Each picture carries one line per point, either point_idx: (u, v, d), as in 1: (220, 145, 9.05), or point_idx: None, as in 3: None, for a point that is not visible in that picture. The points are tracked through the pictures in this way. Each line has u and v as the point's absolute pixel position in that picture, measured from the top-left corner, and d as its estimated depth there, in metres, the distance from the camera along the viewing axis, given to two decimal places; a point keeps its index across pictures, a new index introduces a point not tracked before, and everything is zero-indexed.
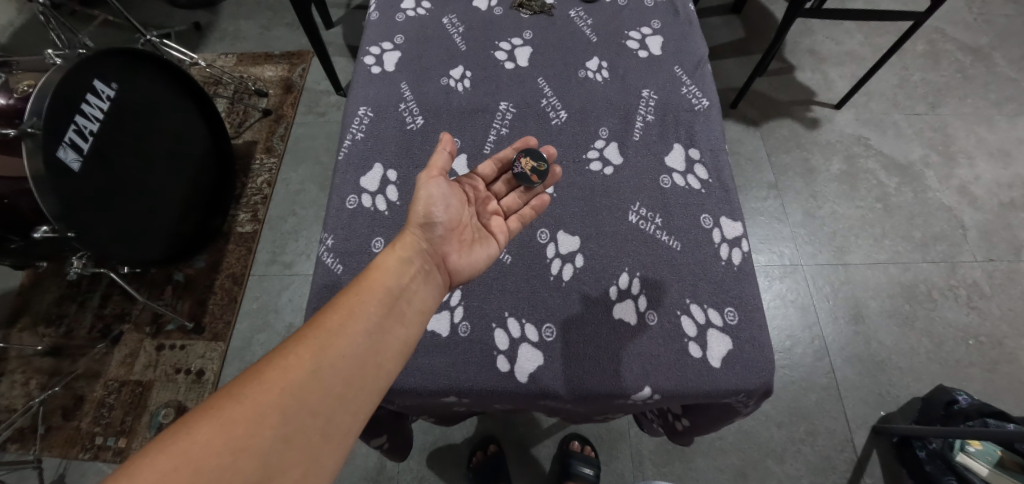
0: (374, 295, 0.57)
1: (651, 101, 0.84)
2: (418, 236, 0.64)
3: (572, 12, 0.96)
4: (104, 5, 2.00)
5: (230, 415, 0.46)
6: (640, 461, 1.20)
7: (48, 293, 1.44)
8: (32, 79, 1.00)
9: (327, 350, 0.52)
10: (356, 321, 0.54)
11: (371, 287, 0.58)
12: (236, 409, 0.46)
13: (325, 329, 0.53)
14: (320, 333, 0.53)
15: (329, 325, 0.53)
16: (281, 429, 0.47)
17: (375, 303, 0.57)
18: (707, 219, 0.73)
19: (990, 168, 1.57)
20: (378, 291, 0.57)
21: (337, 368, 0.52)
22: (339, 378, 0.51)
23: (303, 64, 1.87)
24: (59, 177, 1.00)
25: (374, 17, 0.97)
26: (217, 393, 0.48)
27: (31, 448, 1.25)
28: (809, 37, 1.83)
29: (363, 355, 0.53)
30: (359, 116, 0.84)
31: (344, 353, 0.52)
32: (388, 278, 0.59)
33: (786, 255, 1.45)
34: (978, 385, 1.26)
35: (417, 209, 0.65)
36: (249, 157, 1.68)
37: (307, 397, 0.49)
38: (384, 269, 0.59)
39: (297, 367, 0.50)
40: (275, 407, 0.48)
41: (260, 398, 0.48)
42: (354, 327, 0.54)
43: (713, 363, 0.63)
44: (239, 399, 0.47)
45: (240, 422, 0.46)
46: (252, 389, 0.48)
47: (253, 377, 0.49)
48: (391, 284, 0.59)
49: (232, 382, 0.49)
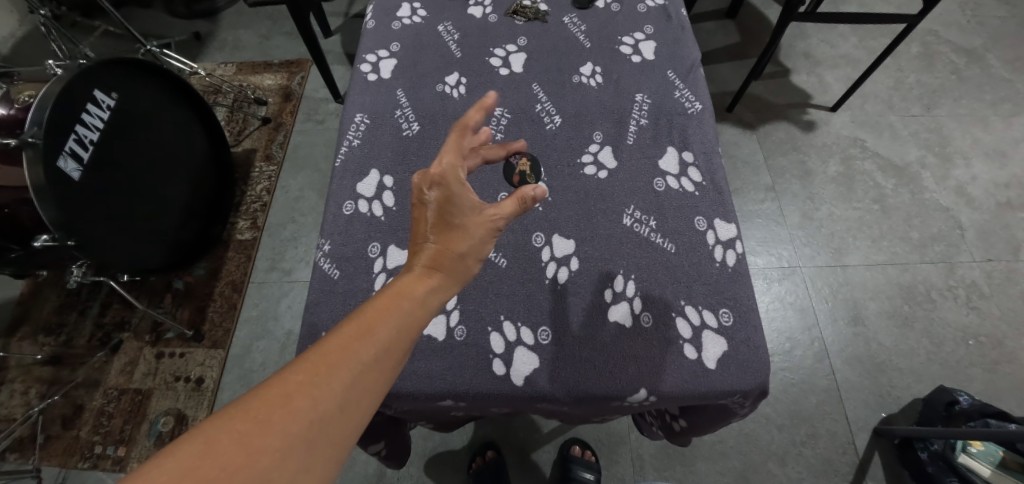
0: (403, 323, 0.46)
1: (645, 105, 0.85)
2: (456, 272, 0.52)
3: (565, 18, 0.97)
4: (104, 16, 2.03)
5: (247, 445, 0.36)
6: (641, 466, 1.20)
7: (47, 302, 1.44)
8: (32, 90, 1.02)
9: (350, 376, 0.41)
10: (382, 343, 0.44)
11: (399, 305, 0.46)
12: (257, 439, 0.36)
13: (348, 348, 0.42)
14: (343, 353, 0.42)
15: (354, 346, 0.42)
16: (304, 466, 0.37)
17: (402, 324, 0.46)
18: (701, 221, 0.74)
19: (987, 168, 1.57)
20: (407, 309, 0.47)
21: (364, 398, 0.42)
22: (361, 409, 0.42)
23: (301, 72, 1.89)
24: (60, 185, 1.01)
25: (370, 25, 0.98)
26: (219, 422, 0.37)
27: (31, 458, 1.25)
28: (803, 41, 1.85)
29: (388, 380, 0.44)
30: (355, 123, 0.84)
31: (371, 382, 0.43)
32: (417, 301, 0.48)
33: (784, 257, 1.46)
34: (979, 386, 1.26)
35: (458, 245, 0.53)
36: (248, 165, 1.69)
37: (333, 431, 0.39)
38: (410, 290, 0.48)
39: (319, 393, 0.40)
40: (299, 441, 0.37)
41: (284, 427, 0.37)
42: (381, 350, 0.43)
43: (707, 365, 0.63)
44: (256, 429, 0.37)
45: (254, 459, 0.36)
46: (266, 420, 0.37)
47: (264, 404, 0.38)
48: (420, 305, 0.48)
49: (236, 403, 0.38)
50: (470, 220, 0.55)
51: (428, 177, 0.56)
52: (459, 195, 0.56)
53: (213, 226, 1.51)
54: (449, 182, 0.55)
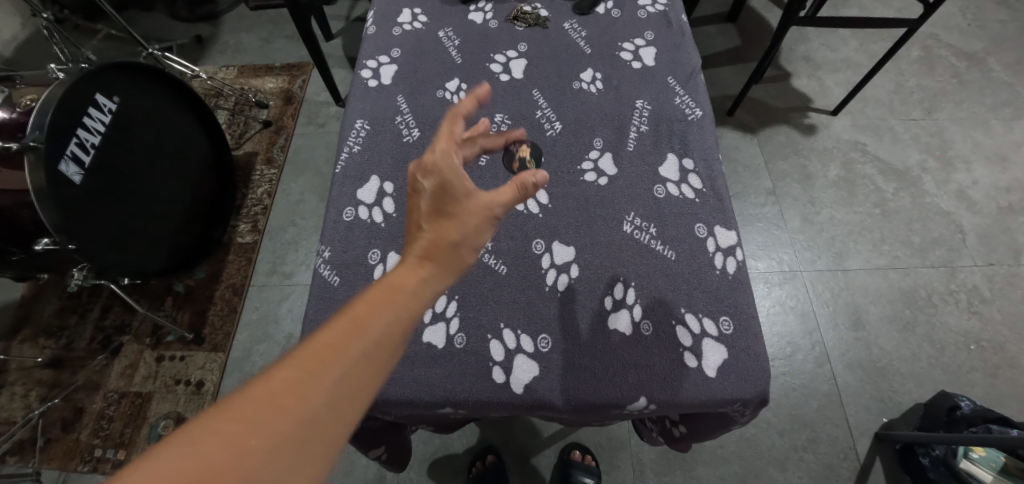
0: (397, 316, 0.45)
1: (645, 111, 0.85)
2: (451, 256, 0.51)
3: (566, 24, 0.97)
4: (106, 20, 2.04)
5: (234, 444, 0.34)
6: (641, 471, 1.20)
7: (48, 304, 1.45)
8: (35, 94, 1.02)
9: (343, 367, 0.40)
10: (375, 334, 0.42)
11: (391, 296, 0.45)
12: (246, 437, 0.34)
13: (340, 342, 0.40)
14: (335, 348, 0.40)
15: (345, 339, 0.41)
16: (296, 465, 0.35)
17: (395, 316, 0.44)
18: (701, 228, 0.74)
19: (988, 172, 1.57)
20: (400, 301, 0.45)
21: (357, 392, 0.40)
22: (355, 404, 0.40)
23: (303, 76, 1.89)
24: (61, 189, 1.01)
25: (371, 30, 0.98)
26: (206, 419, 0.35)
27: (31, 461, 1.25)
28: (804, 45, 1.85)
29: (383, 372, 0.42)
30: (355, 129, 0.85)
31: (366, 374, 0.41)
32: (409, 292, 0.47)
33: (785, 261, 1.45)
34: (980, 391, 1.26)
35: (454, 231, 0.53)
36: (249, 169, 1.69)
37: (327, 425, 0.37)
38: (406, 282, 0.47)
39: (311, 387, 0.38)
40: (291, 438, 0.35)
41: (275, 422, 0.35)
42: (375, 341, 0.42)
43: (708, 373, 0.63)
44: (244, 425, 0.35)
45: (241, 457, 0.34)
46: (256, 414, 0.35)
47: (253, 398, 0.36)
48: (415, 300, 0.47)
49: (224, 401, 0.36)
50: (464, 208, 0.55)
51: (423, 168, 0.57)
52: (453, 182, 0.56)
53: (213, 230, 1.51)
54: (444, 169, 0.56)
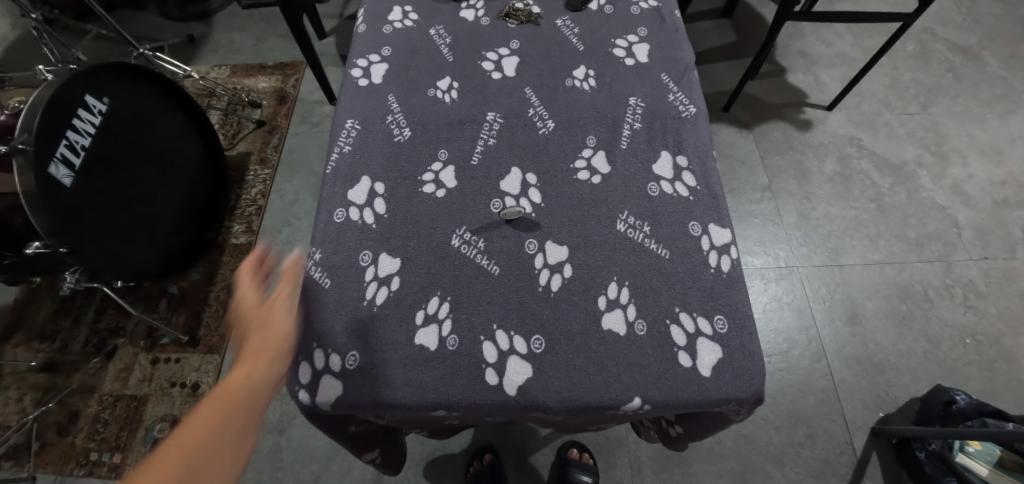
0: (237, 409, 0.54)
1: (638, 108, 0.85)
2: (274, 349, 0.59)
3: (558, 21, 0.96)
4: (97, 19, 2.02)
5: None
6: (639, 468, 1.19)
7: (41, 308, 1.43)
8: (23, 96, 1.02)
9: (186, 467, 0.48)
10: (213, 434, 0.51)
11: (230, 395, 0.54)
12: None
13: (184, 445, 0.50)
14: (178, 452, 0.49)
15: (188, 444, 0.50)
16: None
17: (235, 413, 0.53)
18: (695, 226, 0.73)
19: (983, 166, 1.57)
20: (240, 398, 0.54)
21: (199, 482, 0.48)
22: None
23: (296, 75, 1.88)
24: (52, 191, 1.00)
25: (361, 29, 0.97)
26: None
27: (26, 465, 1.24)
28: (799, 40, 1.84)
29: (226, 462, 0.51)
30: (346, 129, 0.84)
31: (206, 465, 0.49)
32: (244, 389, 0.55)
33: (781, 257, 1.45)
34: (976, 385, 1.26)
35: (277, 324, 0.60)
36: (242, 169, 1.68)
37: None
38: (237, 379, 0.55)
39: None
40: None
41: None
42: (212, 440, 0.51)
43: (702, 372, 0.63)
44: None
45: None
46: None
47: None
48: (254, 389, 0.56)
49: None
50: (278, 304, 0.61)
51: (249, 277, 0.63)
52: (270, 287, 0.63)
53: (208, 230, 1.50)
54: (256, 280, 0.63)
